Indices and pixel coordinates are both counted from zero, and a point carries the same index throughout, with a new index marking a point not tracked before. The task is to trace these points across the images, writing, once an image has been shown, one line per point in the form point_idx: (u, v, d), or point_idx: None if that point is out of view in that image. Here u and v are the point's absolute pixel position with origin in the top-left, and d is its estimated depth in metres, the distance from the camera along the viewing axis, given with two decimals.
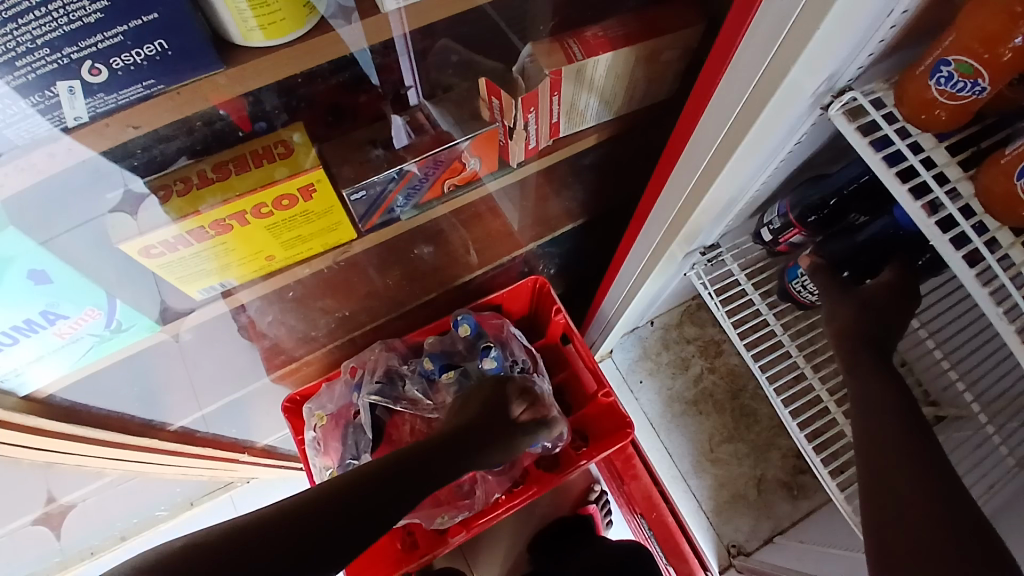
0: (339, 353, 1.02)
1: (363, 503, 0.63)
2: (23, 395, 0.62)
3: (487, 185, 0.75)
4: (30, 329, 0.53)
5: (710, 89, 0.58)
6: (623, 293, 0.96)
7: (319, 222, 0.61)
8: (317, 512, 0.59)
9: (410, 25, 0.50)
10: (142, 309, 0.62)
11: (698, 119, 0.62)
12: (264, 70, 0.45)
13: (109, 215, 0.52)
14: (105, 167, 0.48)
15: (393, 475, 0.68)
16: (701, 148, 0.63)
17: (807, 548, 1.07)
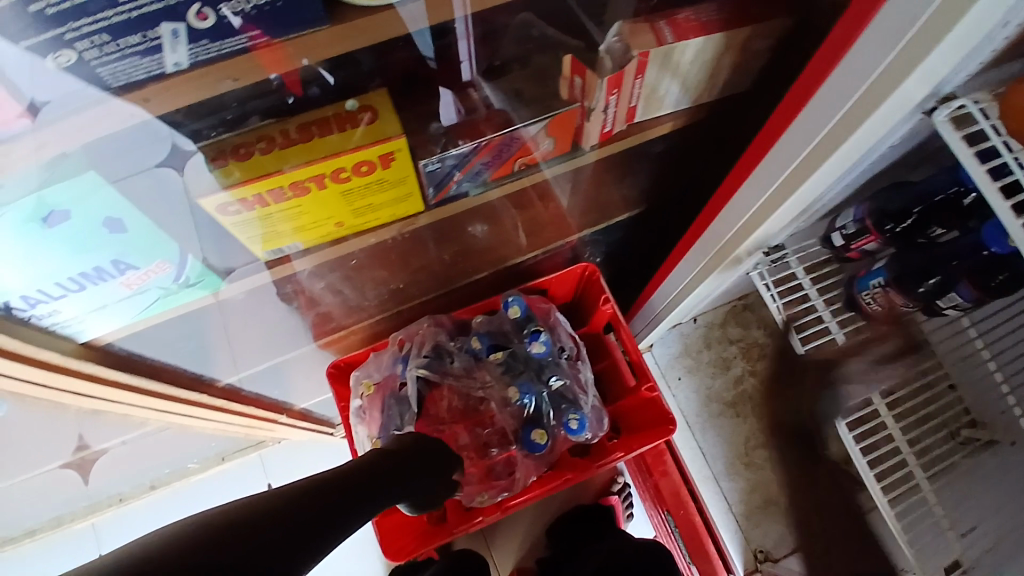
0: (386, 324, 1.02)
1: (369, 483, 0.67)
2: (81, 341, 0.62)
3: (543, 172, 0.73)
4: (98, 278, 0.53)
5: (813, 85, 0.55)
6: (678, 288, 0.94)
7: (391, 192, 0.60)
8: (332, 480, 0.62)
9: (472, 6, 0.47)
10: (209, 264, 0.62)
11: (795, 115, 0.59)
12: (319, 47, 0.44)
13: (155, 169, 0.50)
14: (161, 131, 0.47)
15: (392, 464, 0.74)
16: (793, 149, 0.61)
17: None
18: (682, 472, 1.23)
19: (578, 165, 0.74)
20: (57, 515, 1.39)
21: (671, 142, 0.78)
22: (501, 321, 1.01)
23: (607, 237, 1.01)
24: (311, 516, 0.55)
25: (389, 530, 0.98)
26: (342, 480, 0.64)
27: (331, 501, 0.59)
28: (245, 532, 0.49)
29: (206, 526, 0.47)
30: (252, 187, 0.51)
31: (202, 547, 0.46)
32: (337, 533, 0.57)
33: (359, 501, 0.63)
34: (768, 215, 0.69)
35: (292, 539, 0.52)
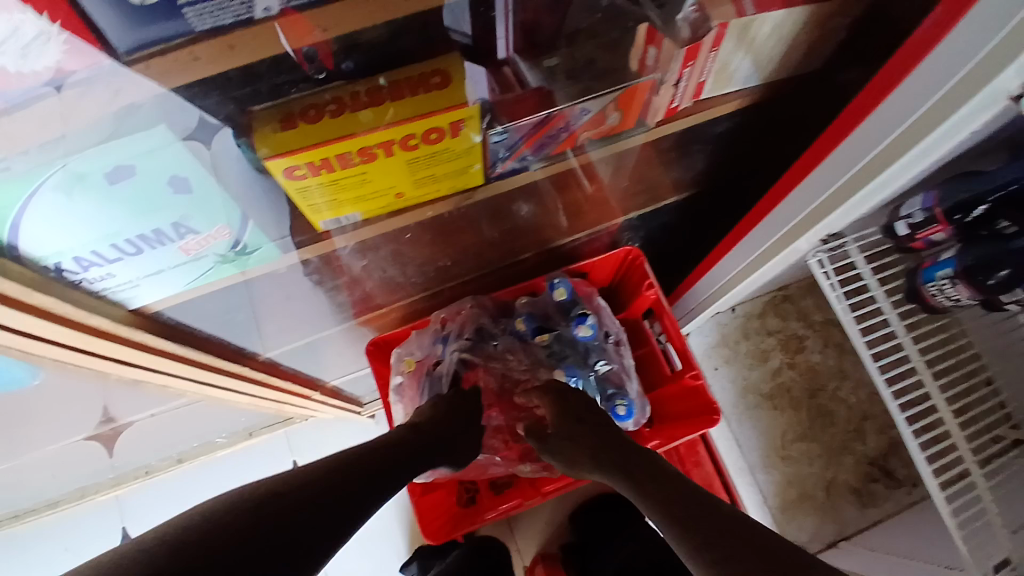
0: (426, 303, 1.01)
1: (389, 465, 0.71)
2: (132, 309, 0.61)
3: (588, 151, 0.70)
4: (158, 240, 0.52)
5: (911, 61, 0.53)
6: (733, 273, 0.92)
7: (456, 162, 0.58)
8: (348, 463, 0.67)
9: None
10: (268, 232, 0.61)
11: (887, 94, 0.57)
12: (342, 19, 0.42)
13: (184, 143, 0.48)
14: (178, 106, 0.46)
15: (420, 434, 0.81)
16: (883, 127, 0.59)
17: (877, 556, 1.04)
18: (714, 463, 1.29)
19: (618, 151, 0.72)
20: (83, 484, 1.39)
21: (734, 123, 0.75)
22: (542, 300, 1.01)
23: (652, 220, 0.98)
24: (323, 499, 0.60)
25: (427, 506, 1.03)
26: (359, 467, 0.67)
27: (346, 487, 0.64)
28: (262, 518, 0.55)
29: (225, 514, 0.53)
30: (322, 151, 0.49)
31: (221, 532, 0.52)
32: (352, 516, 0.62)
33: (376, 482, 0.68)
34: (848, 193, 0.66)
35: (306, 525, 0.57)
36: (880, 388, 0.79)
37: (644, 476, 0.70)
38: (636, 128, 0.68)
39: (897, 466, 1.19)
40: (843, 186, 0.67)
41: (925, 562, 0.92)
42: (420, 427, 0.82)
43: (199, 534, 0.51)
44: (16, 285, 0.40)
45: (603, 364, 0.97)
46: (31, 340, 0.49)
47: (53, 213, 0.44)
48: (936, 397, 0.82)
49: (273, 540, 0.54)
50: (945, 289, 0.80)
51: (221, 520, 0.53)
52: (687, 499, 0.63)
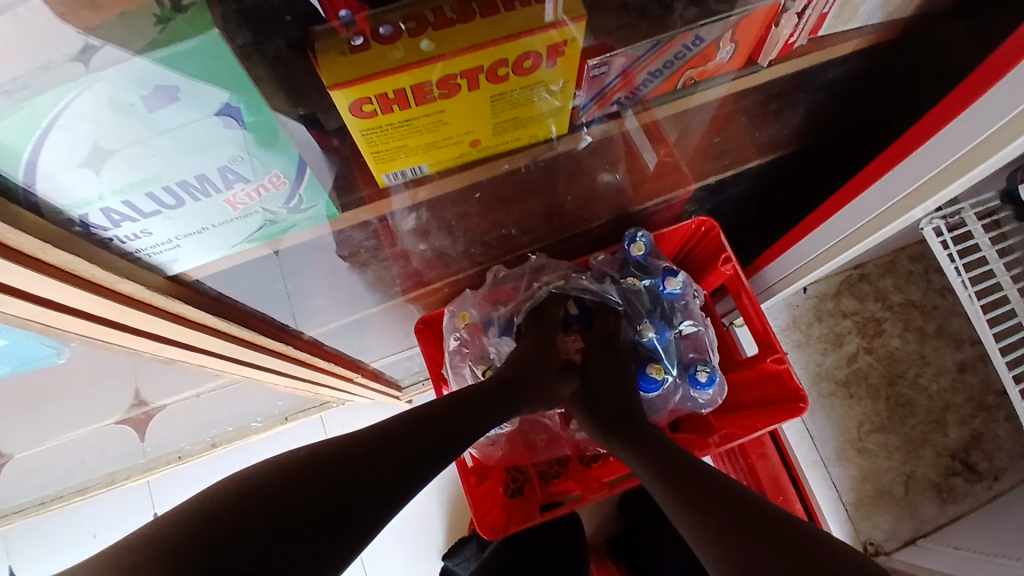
0: (481, 278, 0.92)
1: (451, 434, 0.62)
2: (171, 274, 0.55)
3: (657, 110, 0.61)
4: (201, 188, 0.46)
5: None
6: (828, 244, 0.82)
7: (543, 102, 0.49)
8: (400, 431, 0.58)
9: None
10: (326, 186, 0.53)
11: None
12: None
13: (201, 105, 0.40)
14: (163, 74, 0.37)
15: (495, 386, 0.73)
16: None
17: (963, 555, 0.94)
18: (783, 456, 1.16)
19: (683, 109, 0.62)
20: (112, 470, 1.34)
21: (848, 68, 0.66)
22: (615, 258, 0.94)
23: (731, 186, 0.89)
24: (366, 471, 0.51)
25: (480, 499, 0.95)
26: (416, 434, 0.58)
27: (393, 456, 0.54)
28: (296, 492, 0.46)
29: (256, 488, 0.45)
30: (398, 78, 0.40)
31: (258, 503, 0.44)
32: (404, 491, 0.53)
33: (438, 452, 0.59)
34: (1001, 144, 0.56)
35: (347, 499, 0.48)
36: (1001, 368, 0.75)
37: (677, 472, 0.60)
38: (721, 76, 0.60)
39: (980, 459, 1.09)
40: (991, 138, 0.56)
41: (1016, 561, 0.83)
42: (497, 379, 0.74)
43: (226, 509, 0.43)
44: (37, 238, 0.37)
45: (688, 325, 0.92)
46: (59, 311, 0.43)
47: (75, 141, 0.38)
48: None
49: (307, 518, 0.45)
50: None
51: (250, 494, 0.44)
52: (719, 497, 0.54)
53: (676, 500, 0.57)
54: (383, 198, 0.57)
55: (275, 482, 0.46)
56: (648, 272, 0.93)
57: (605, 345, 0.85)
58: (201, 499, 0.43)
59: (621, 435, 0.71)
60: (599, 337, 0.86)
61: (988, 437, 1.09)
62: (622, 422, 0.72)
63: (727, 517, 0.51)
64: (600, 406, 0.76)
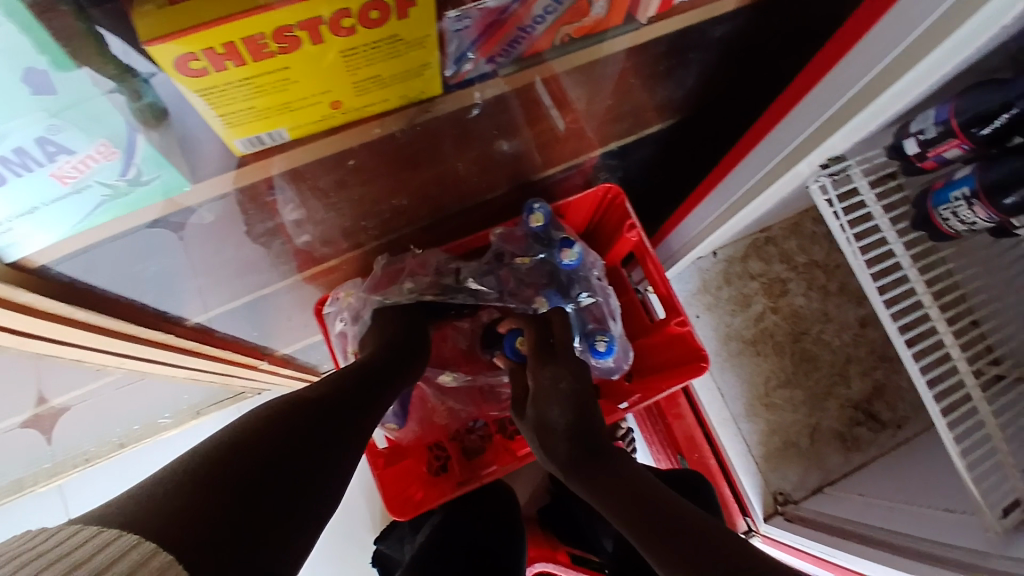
0: (383, 253, 0.89)
1: (348, 403, 0.62)
2: (10, 261, 0.49)
3: (552, 63, 0.59)
4: (19, 162, 0.41)
5: None
6: (724, 206, 0.83)
7: (405, 59, 0.46)
8: (304, 401, 0.57)
9: None
10: (170, 155, 0.49)
11: None
12: None
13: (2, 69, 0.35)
14: None
15: (368, 368, 0.70)
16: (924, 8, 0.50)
17: (871, 501, 0.98)
18: (697, 415, 1.21)
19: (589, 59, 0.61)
20: (20, 476, 1.24)
21: (734, 26, 0.65)
22: (516, 231, 0.91)
23: (634, 152, 0.88)
24: (292, 475, 0.49)
25: (389, 480, 0.93)
26: (316, 405, 0.58)
27: (304, 451, 0.52)
28: (236, 501, 0.44)
29: (186, 499, 0.42)
30: (221, 30, 0.36)
31: (182, 500, 0.42)
32: (321, 501, 0.51)
33: (339, 416, 0.59)
34: (876, 95, 0.57)
35: (274, 507, 0.47)
36: (889, 330, 0.72)
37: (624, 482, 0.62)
38: (623, 27, 0.58)
39: (882, 408, 1.15)
40: (870, 86, 0.58)
41: (922, 506, 0.87)
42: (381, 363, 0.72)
43: (188, 526, 0.40)
44: None
45: (586, 296, 0.92)
46: None
47: None
48: (945, 333, 0.75)
49: (226, 532, 0.42)
50: (958, 211, 0.71)
51: (163, 512, 0.41)
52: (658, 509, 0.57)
53: (652, 550, 0.54)
54: (267, 157, 0.54)
55: (198, 487, 0.43)
56: (547, 245, 0.91)
57: (556, 354, 0.82)
58: (122, 512, 0.40)
59: (578, 470, 0.67)
60: (541, 341, 0.84)
61: (889, 388, 1.15)
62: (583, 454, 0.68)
63: (661, 528, 0.55)
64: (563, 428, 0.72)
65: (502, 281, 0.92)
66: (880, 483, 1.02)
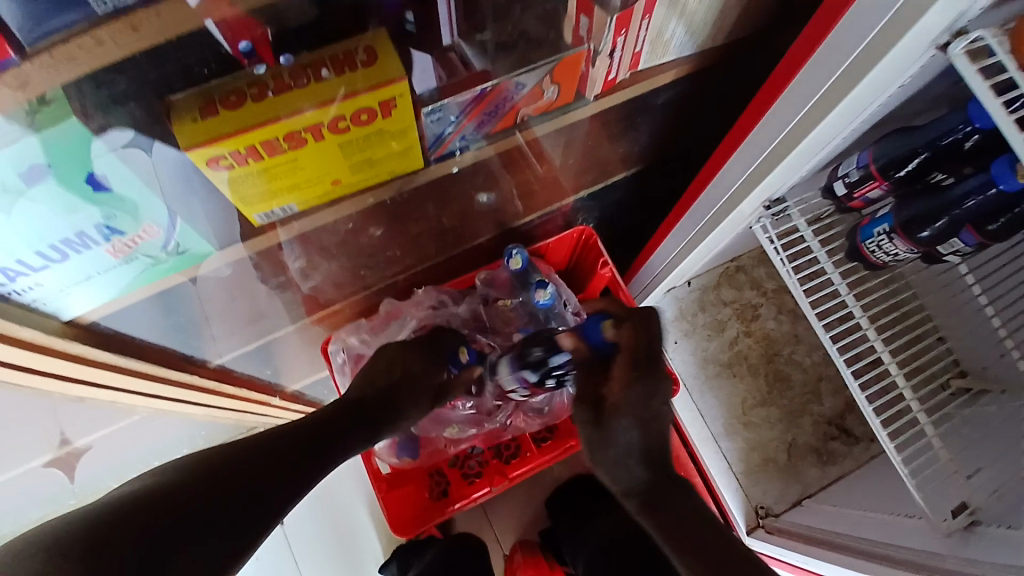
0: (383, 297, 0.99)
1: (295, 456, 0.62)
2: (64, 319, 0.58)
3: (522, 132, 0.71)
4: (82, 244, 0.51)
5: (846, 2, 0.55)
6: (681, 244, 0.94)
7: (388, 145, 0.58)
8: (245, 457, 0.57)
9: None
10: (200, 229, 0.60)
11: (826, 36, 0.59)
12: (171, 21, 0.39)
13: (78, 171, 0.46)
14: (54, 146, 0.43)
15: (325, 426, 0.69)
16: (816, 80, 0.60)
17: (852, 514, 0.97)
18: (681, 436, 1.30)
19: (560, 127, 0.73)
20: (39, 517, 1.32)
21: (676, 92, 0.75)
22: (500, 274, 1.01)
23: (605, 198, 0.98)
24: (200, 525, 0.49)
25: (394, 501, 1.02)
26: (256, 461, 0.58)
27: (229, 496, 0.53)
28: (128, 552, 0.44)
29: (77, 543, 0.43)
30: (245, 138, 0.48)
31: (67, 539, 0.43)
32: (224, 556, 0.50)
33: (286, 475, 0.59)
34: (793, 146, 0.67)
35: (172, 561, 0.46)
36: (832, 352, 0.80)
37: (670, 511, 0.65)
38: (580, 100, 0.69)
39: (854, 424, 1.22)
40: (787, 139, 0.67)
41: (878, 512, 0.93)
42: (332, 413, 0.72)
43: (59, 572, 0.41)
44: None
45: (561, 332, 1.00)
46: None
47: None
48: (883, 352, 0.83)
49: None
50: (882, 244, 0.81)
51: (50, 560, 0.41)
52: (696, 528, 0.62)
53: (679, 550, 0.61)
54: (271, 231, 0.66)
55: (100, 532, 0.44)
56: (526, 287, 1.00)
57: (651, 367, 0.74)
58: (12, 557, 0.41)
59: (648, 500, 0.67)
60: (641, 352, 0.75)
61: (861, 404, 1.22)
62: (651, 483, 0.68)
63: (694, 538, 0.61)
64: (639, 452, 0.71)
65: (492, 320, 1.02)
66: (863, 501, 1.00)
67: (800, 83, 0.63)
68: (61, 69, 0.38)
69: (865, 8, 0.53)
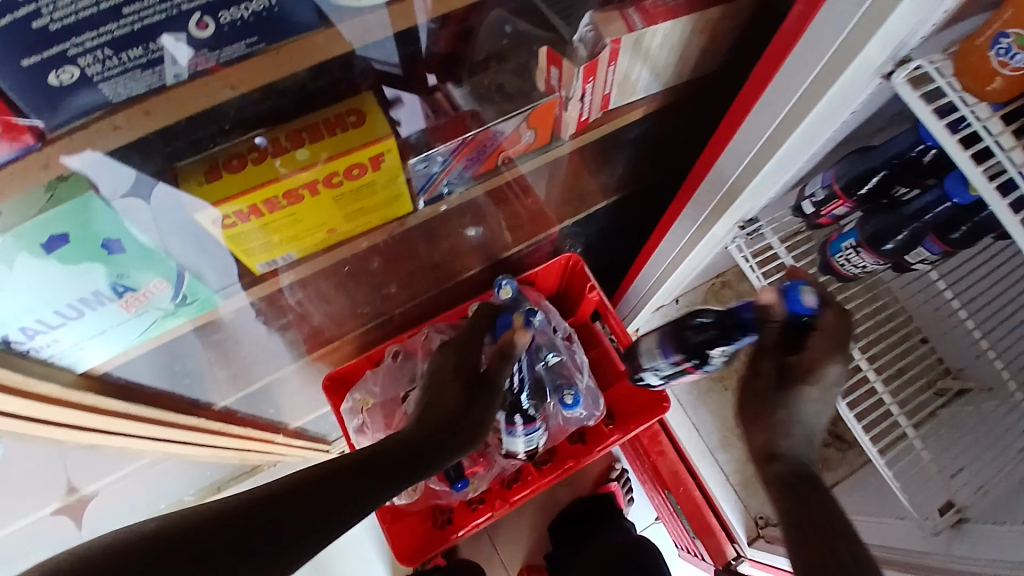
0: (381, 331, 1.03)
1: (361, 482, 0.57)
2: (79, 372, 0.62)
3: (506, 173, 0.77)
4: (97, 301, 0.55)
5: (790, 43, 0.57)
6: (663, 266, 0.99)
7: (380, 194, 0.63)
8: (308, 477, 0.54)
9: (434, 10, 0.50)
10: (206, 280, 0.64)
11: (772, 77, 0.61)
12: (177, 104, 0.43)
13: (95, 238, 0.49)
14: (74, 220, 0.46)
15: (401, 450, 0.64)
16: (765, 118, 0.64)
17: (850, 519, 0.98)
18: (678, 451, 1.24)
19: (551, 159, 0.78)
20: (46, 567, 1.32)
21: (646, 127, 0.80)
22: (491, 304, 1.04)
23: (590, 225, 1.03)
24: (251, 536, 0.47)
25: (399, 533, 1.05)
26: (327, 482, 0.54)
27: (287, 513, 0.50)
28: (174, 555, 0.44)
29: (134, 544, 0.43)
30: (246, 198, 0.53)
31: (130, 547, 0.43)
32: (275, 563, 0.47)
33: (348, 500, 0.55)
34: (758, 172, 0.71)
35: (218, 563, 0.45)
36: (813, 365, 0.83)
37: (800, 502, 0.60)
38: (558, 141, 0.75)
39: (846, 429, 1.26)
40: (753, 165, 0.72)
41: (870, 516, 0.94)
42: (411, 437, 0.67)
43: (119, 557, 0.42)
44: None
45: (553, 356, 1.05)
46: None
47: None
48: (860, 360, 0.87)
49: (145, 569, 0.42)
50: (850, 258, 0.85)
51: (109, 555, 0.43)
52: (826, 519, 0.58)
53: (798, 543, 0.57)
54: (272, 277, 0.69)
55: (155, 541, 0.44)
56: None
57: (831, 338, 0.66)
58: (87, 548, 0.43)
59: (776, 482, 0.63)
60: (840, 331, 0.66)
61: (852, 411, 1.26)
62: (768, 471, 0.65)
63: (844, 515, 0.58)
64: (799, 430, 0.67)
65: None
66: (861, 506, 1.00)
67: (755, 118, 0.66)
68: (81, 151, 0.42)
69: (803, 54, 0.56)
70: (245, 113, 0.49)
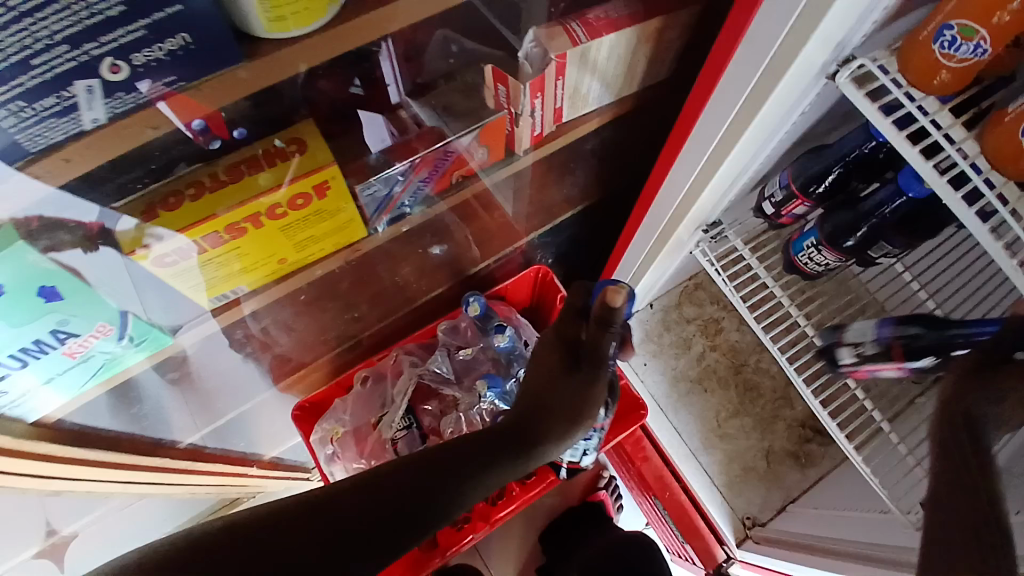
0: (352, 355, 1.01)
1: (422, 497, 0.49)
2: (30, 421, 0.59)
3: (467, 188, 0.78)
4: (40, 350, 0.53)
5: (726, 58, 0.58)
6: (632, 272, 0.99)
7: (331, 221, 0.65)
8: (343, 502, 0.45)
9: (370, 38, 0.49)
10: (153, 319, 0.63)
11: (715, 87, 0.61)
12: (100, 149, 0.42)
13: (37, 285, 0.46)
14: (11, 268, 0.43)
15: (464, 459, 0.54)
16: (713, 126, 0.65)
17: (840, 516, 0.97)
18: (663, 457, 1.26)
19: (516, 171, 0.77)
20: None
21: (603, 138, 0.80)
22: (460, 323, 1.03)
23: (558, 236, 1.02)
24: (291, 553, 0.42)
25: None
26: (378, 495, 0.47)
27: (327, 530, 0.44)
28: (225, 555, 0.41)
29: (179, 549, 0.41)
30: (190, 233, 0.54)
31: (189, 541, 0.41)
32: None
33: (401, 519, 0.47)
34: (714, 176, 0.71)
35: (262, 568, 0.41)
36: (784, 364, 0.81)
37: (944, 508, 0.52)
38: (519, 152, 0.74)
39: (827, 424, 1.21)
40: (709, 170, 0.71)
41: (859, 511, 0.94)
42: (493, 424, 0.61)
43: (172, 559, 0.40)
44: None
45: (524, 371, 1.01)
46: None
47: None
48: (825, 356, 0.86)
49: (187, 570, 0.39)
50: (812, 256, 0.84)
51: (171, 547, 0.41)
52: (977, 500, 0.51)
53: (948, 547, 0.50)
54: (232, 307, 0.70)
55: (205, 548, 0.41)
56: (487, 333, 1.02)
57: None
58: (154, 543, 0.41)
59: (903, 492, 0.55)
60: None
61: None
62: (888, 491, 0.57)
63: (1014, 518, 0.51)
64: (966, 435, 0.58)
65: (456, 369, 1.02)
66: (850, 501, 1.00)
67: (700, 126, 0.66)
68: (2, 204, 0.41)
69: (741, 63, 0.56)
70: (203, 146, 0.50)
